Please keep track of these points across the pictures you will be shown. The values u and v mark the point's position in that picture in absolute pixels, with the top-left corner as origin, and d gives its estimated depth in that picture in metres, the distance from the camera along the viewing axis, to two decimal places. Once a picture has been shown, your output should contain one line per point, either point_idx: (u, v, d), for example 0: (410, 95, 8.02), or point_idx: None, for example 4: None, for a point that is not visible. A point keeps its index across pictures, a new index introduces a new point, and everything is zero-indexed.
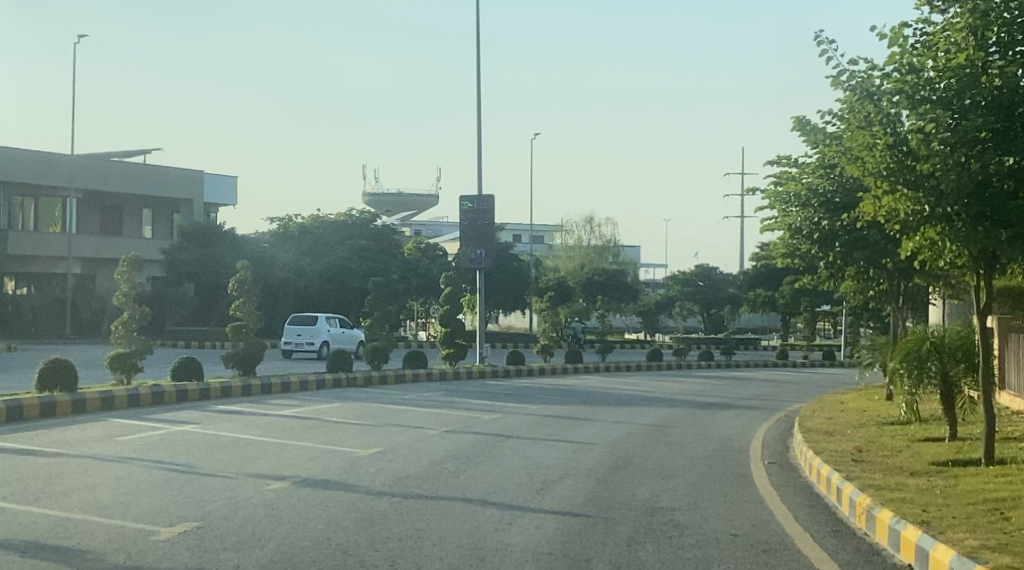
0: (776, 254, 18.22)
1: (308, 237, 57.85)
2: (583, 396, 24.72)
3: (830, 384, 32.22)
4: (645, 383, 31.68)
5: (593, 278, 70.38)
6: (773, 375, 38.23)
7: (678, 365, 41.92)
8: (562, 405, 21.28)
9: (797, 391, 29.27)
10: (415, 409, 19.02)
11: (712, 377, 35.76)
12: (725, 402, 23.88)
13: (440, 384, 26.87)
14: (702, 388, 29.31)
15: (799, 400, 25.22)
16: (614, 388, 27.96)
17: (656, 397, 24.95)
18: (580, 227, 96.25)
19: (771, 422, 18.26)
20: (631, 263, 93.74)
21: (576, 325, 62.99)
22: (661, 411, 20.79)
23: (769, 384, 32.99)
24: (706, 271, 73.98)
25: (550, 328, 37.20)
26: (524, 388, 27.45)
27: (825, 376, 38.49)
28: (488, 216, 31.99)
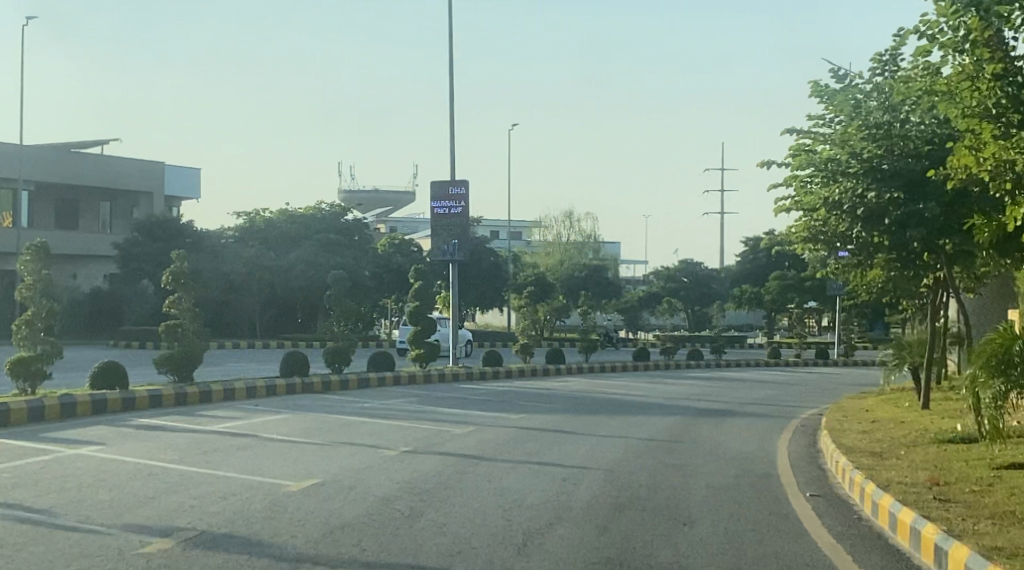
0: (802, 237, 15.55)
1: (274, 232, 55.00)
2: (568, 402, 22.12)
3: (834, 386, 29.77)
4: (634, 385, 29.10)
5: (573, 275, 67.79)
6: (767, 376, 35.68)
7: (667, 365, 39.35)
8: (544, 415, 18.64)
9: (802, 394, 26.75)
10: (373, 422, 16.34)
11: (706, 379, 33.21)
12: (728, 409, 21.28)
13: (409, 389, 24.22)
14: (697, 392, 26.75)
15: (809, 405, 22.59)
16: (602, 393, 25.35)
17: (648, 403, 22.34)
18: (559, 222, 93.59)
19: (791, 436, 15.61)
20: (612, 259, 91.20)
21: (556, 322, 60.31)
22: (657, 421, 18.16)
23: (768, 386, 30.40)
24: (690, 267, 71.41)
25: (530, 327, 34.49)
26: (502, 393, 24.84)
27: (827, 377, 35.98)
28: (463, 205, 29.26)
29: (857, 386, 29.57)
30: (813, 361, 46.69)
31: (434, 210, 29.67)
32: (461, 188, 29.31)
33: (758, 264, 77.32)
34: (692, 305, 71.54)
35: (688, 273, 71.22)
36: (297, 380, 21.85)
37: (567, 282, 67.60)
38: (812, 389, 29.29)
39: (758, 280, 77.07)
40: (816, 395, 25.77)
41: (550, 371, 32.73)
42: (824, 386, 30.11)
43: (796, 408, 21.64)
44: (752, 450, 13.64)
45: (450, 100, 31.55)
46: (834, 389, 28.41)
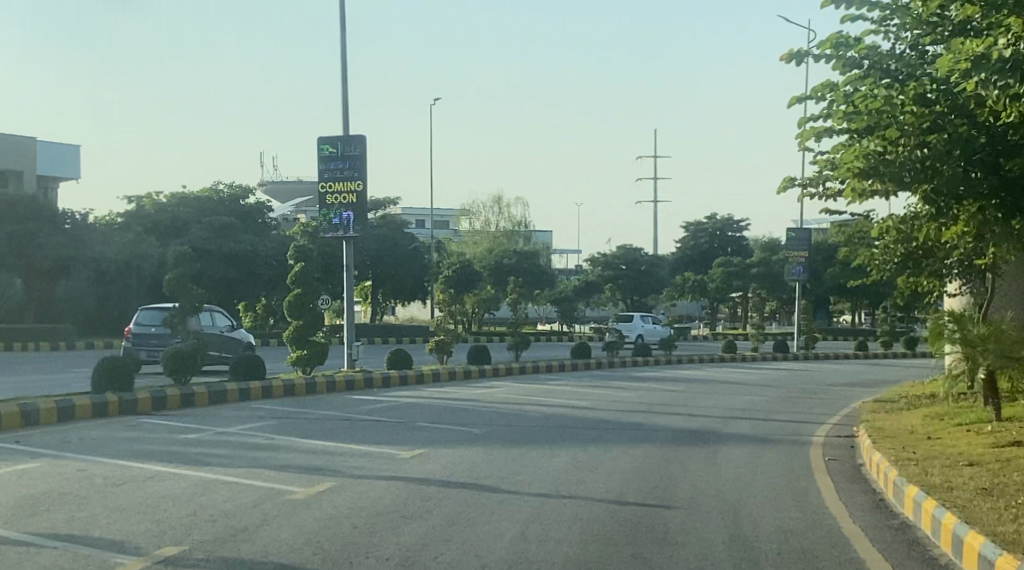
0: (854, 165, 10.12)
1: (166, 218, 48.33)
2: (491, 420, 16.29)
3: (821, 390, 24.44)
4: (575, 392, 23.40)
5: (501, 263, 62.04)
6: (729, 375, 30.35)
7: (613, 363, 33.72)
8: (453, 447, 12.79)
9: (788, 400, 21.30)
10: (174, 470, 10.35)
11: (661, 380, 27.64)
12: (710, 427, 15.60)
13: (279, 404, 18.20)
14: (656, 400, 21.12)
15: (808, 420, 17.04)
16: (535, 404, 19.59)
17: (598, 420, 16.58)
18: (487, 208, 87.72)
19: (837, 488, 9.95)
20: (544, 247, 85.63)
21: (483, 315, 54.64)
22: (618, 455, 12.40)
23: (735, 388, 25.01)
24: (629, 254, 66.00)
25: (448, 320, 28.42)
26: (406, 405, 18.95)
27: (798, 375, 30.74)
28: (356, 163, 23.24)
29: (848, 390, 24.25)
30: (771, 356, 41.76)
31: (320, 172, 23.47)
32: (354, 147, 23.21)
33: (698, 251, 72.42)
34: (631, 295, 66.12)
35: (627, 260, 65.77)
36: (112, 397, 15.77)
37: (495, 270, 61.77)
38: (793, 391, 23.89)
39: (700, 267, 72.20)
40: (809, 404, 20.28)
41: (472, 374, 26.74)
42: (803, 389, 24.76)
43: (802, 427, 15.96)
44: (800, 527, 7.99)
45: (344, 41, 25.52)
46: (824, 394, 23.07)
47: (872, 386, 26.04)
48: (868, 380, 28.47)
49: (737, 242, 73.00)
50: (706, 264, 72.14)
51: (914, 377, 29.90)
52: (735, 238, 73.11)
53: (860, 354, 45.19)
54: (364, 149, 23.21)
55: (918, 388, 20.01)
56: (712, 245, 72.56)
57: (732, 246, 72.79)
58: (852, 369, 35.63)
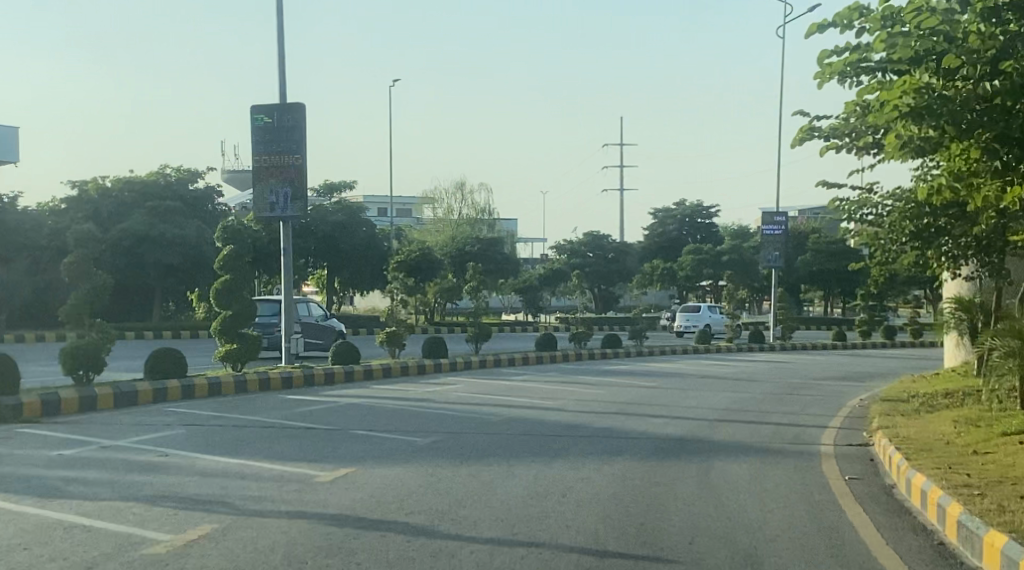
0: (896, 106, 7.81)
1: (107, 202, 45.32)
2: (439, 425, 13.92)
3: (809, 385, 22.34)
4: (540, 389, 21.11)
5: (464, 250, 59.67)
6: (706, 369, 28.18)
7: (581, 356, 31.54)
8: (388, 465, 10.40)
9: (777, 399, 19.11)
10: (11, 506, 7.89)
11: (633, 374, 25.43)
12: (696, 434, 13.30)
13: (197, 407, 15.73)
14: (630, 398, 18.85)
15: (807, 424, 14.82)
16: (495, 405, 17.25)
17: (565, 425, 14.25)
18: (450, 194, 85.19)
19: (878, 527, 7.72)
20: (509, 235, 83.22)
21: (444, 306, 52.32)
22: (593, 475, 10.05)
23: (715, 383, 22.82)
24: (596, 241, 63.72)
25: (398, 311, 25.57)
26: (346, 407, 16.53)
27: (779, 368, 28.69)
28: (295, 134, 20.78)
29: (839, 386, 22.16)
30: (746, 347, 39.73)
31: (254, 145, 20.95)
32: (292, 117, 20.75)
33: (667, 238, 70.46)
34: (598, 284, 64.01)
35: (594, 247, 63.61)
36: None
37: (457, 258, 59.34)
38: (780, 387, 21.75)
39: (669, 255, 70.24)
40: (803, 403, 18.09)
41: (426, 370, 24.37)
42: (789, 384, 22.62)
43: (803, 433, 13.70)
44: None
45: (280, 0, 23.01)
46: (815, 391, 20.92)
47: (863, 382, 23.97)
48: (855, 375, 26.45)
49: (707, 230, 71.05)
50: (675, 252, 70.17)
51: (902, 371, 27.95)
52: (705, 225, 71.17)
53: (837, 344, 43.32)
54: (304, 119, 20.79)
55: (925, 387, 17.87)
56: (681, 232, 70.62)
57: (702, 234, 70.83)
58: (834, 361, 33.63)
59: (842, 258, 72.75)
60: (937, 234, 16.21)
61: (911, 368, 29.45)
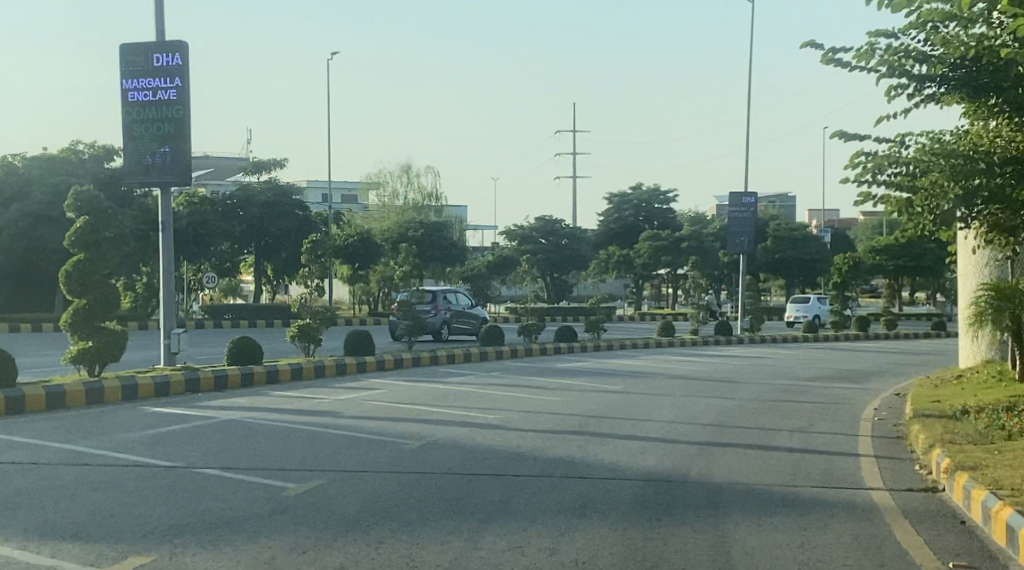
0: None
1: (12, 181, 39.31)
2: (334, 458, 10.02)
3: (801, 389, 18.73)
4: (479, 395, 17.33)
5: (407, 234, 55.40)
6: (674, 366, 24.51)
7: (530, 351, 27.73)
8: (222, 545, 6.59)
9: (772, 408, 15.41)
10: None
11: (591, 374, 21.70)
12: (689, 470, 9.58)
13: (16, 430, 11.73)
14: (590, 408, 15.11)
15: (831, 450, 11.11)
16: (418, 420, 13.44)
17: (507, 454, 10.46)
18: (395, 177, 80.99)
19: None
20: (457, 221, 79.20)
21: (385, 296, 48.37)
22: (547, 561, 6.29)
23: (691, 386, 19.13)
24: (549, 227, 60.02)
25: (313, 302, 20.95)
26: (220, 425, 12.58)
27: (755, 365, 25.12)
28: (175, 80, 16.78)
29: (837, 391, 18.58)
30: (713, 340, 36.25)
31: (123, 95, 16.89)
32: (172, 59, 16.75)
33: (623, 224, 66.89)
34: (550, 272, 60.20)
35: (546, 232, 59.80)
36: None
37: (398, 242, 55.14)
38: (769, 391, 18.12)
39: (624, 243, 66.71)
40: (808, 415, 14.44)
41: (335, 372, 20.34)
42: (778, 387, 18.99)
43: (833, 466, 10.03)
44: None
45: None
46: (813, 396, 17.29)
47: (860, 384, 20.47)
48: (843, 375, 23.01)
49: (664, 216, 67.53)
50: (631, 239, 66.64)
51: (895, 372, 24.52)
52: (662, 211, 67.59)
53: (810, 336, 40.02)
54: (186, 62, 16.80)
55: (959, 395, 14.20)
56: (637, 219, 67.07)
57: (659, 220, 67.23)
58: (813, 356, 30.16)
59: (805, 246, 69.90)
60: (993, 201, 12.48)
61: (902, 367, 26.06)
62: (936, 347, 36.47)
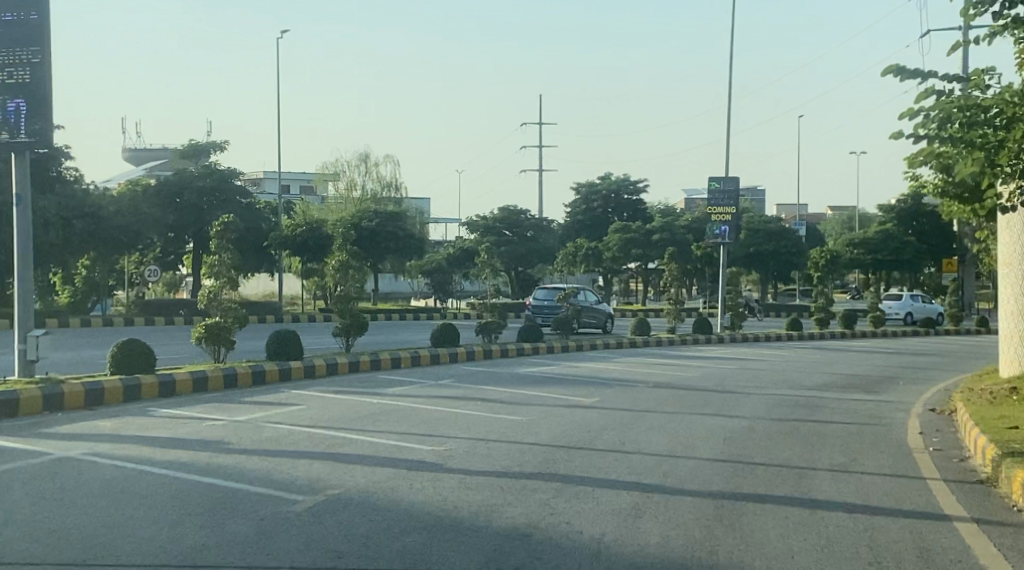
0: None
1: None
2: (176, 536, 6.61)
3: (812, 403, 15.50)
4: (421, 412, 13.92)
5: (361, 227, 50.88)
6: (653, 370, 21.20)
7: (489, 353, 24.35)
8: None
9: (794, 433, 12.11)
10: None
11: (559, 382, 18.34)
12: (720, 560, 6.21)
13: None
14: (561, 434, 11.73)
15: (901, 507, 7.85)
16: (331, 453, 10.04)
17: (442, 522, 7.10)
18: (353, 166, 77.17)
19: None
20: (418, 212, 75.56)
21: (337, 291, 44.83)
22: None
23: (678, 398, 15.82)
24: (512, 217, 56.60)
25: (222, 298, 17.26)
26: (51, 467, 9.12)
27: (746, 369, 21.87)
28: (30, 18, 13.37)
29: (857, 405, 15.34)
30: (692, 339, 33.00)
31: None
32: None
33: (591, 217, 63.64)
34: (515, 265, 56.69)
35: (509, 224, 56.31)
36: None
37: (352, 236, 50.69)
38: (776, 407, 14.88)
39: (591, 236, 63.45)
40: (843, 445, 11.13)
41: (251, 383, 16.88)
42: (784, 400, 15.74)
43: (929, 546, 6.69)
44: None
45: None
46: (834, 415, 14.02)
47: (875, 395, 17.30)
48: (848, 382, 19.80)
49: (634, 207, 64.29)
50: (600, 231, 63.38)
51: (905, 377, 21.38)
52: (631, 201, 64.33)
53: (795, 335, 36.91)
54: None
55: None
56: (606, 211, 63.77)
57: (628, 211, 63.93)
58: (805, 358, 27.00)
59: (781, 239, 66.94)
60: None
61: (908, 371, 22.94)
62: (933, 347, 33.40)
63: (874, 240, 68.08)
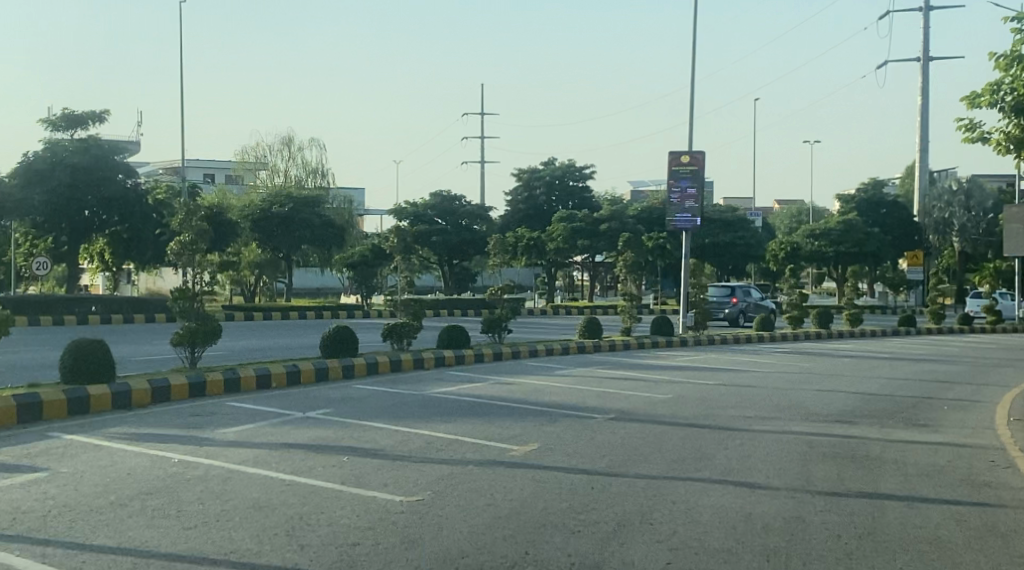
0: None
1: None
2: None
3: (860, 456, 10.18)
4: (242, 482, 8.42)
5: (270, 213, 44.78)
6: (610, 392, 15.88)
7: (393, 366, 18.87)
8: None
9: (881, 537, 6.79)
10: None
11: (482, 415, 12.95)
12: None
13: None
14: (460, 548, 6.30)
15: None
16: None
17: None
18: (274, 151, 70.89)
19: None
20: (346, 200, 69.59)
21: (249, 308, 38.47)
22: None
23: (658, 449, 10.51)
24: (445, 204, 51.06)
25: None
26: None
27: (730, 388, 16.66)
28: None
29: (928, 459, 10.12)
30: (652, 342, 27.76)
31: None
32: None
33: (533, 206, 58.29)
34: (450, 257, 51.08)
35: (442, 212, 50.80)
36: None
37: (263, 225, 44.62)
38: (813, 467, 9.55)
39: (534, 226, 58.03)
40: None
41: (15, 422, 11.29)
42: (817, 450, 10.52)
43: None
44: None
45: None
46: (911, 484, 8.71)
47: (931, 434, 12.04)
48: (875, 409, 14.52)
49: (580, 195, 58.92)
50: (542, 222, 58.00)
51: (939, 398, 16.21)
52: (577, 189, 58.99)
53: (768, 336, 31.87)
54: None
55: None
56: (549, 199, 58.37)
57: (575, 200, 58.69)
58: (796, 369, 21.85)
59: (738, 230, 62.03)
60: None
61: (933, 390, 17.74)
62: (934, 354, 28.51)
63: (836, 231, 63.20)
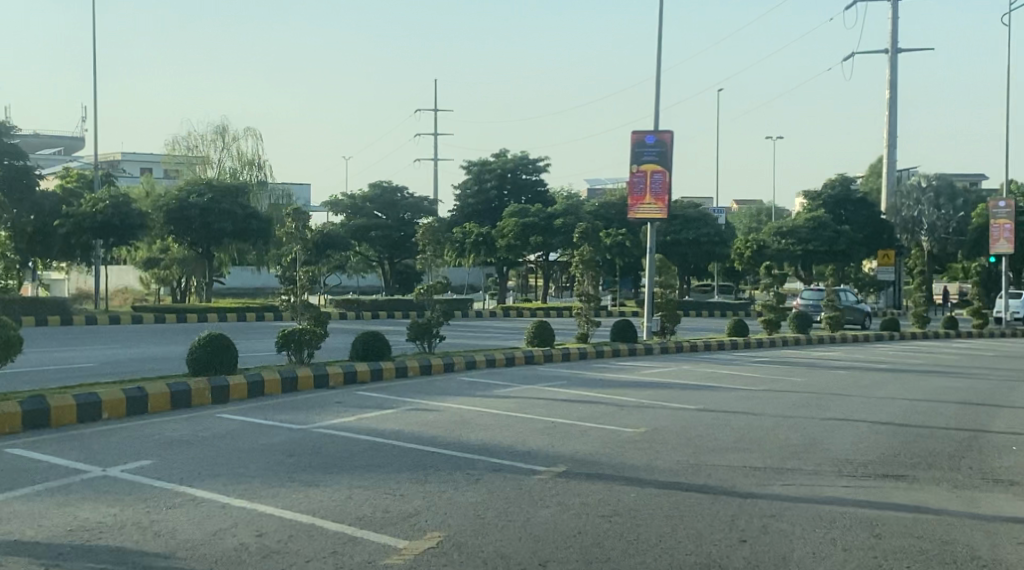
0: None
1: None
2: None
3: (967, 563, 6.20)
4: None
5: (188, 203, 40.24)
6: (560, 425, 11.82)
7: (281, 386, 14.65)
8: None
9: None
10: None
11: (371, 470, 8.83)
12: None
13: None
14: None
15: None
16: None
17: None
18: (208, 141, 66.19)
19: None
20: (285, 194, 65.07)
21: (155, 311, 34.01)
22: None
23: (635, 545, 6.46)
24: (386, 196, 46.76)
25: None
26: None
27: (719, 418, 12.66)
28: None
29: None
30: (612, 350, 23.72)
31: None
32: None
33: (483, 201, 54.16)
34: (390, 254, 46.82)
35: (382, 205, 46.46)
36: None
37: (178, 216, 40.11)
38: None
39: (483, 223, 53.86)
40: None
41: None
42: (890, 545, 6.54)
43: None
44: None
45: None
46: None
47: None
48: (921, 455, 10.57)
49: (534, 189, 54.84)
50: (493, 219, 53.79)
51: (992, 432, 12.36)
52: (530, 183, 54.89)
53: (742, 343, 27.96)
54: None
55: None
56: (501, 193, 54.15)
57: (528, 195, 54.56)
58: (789, 386, 17.92)
59: (702, 227, 58.11)
60: None
61: (972, 417, 13.85)
62: (937, 365, 24.75)
63: (804, 229, 59.20)
